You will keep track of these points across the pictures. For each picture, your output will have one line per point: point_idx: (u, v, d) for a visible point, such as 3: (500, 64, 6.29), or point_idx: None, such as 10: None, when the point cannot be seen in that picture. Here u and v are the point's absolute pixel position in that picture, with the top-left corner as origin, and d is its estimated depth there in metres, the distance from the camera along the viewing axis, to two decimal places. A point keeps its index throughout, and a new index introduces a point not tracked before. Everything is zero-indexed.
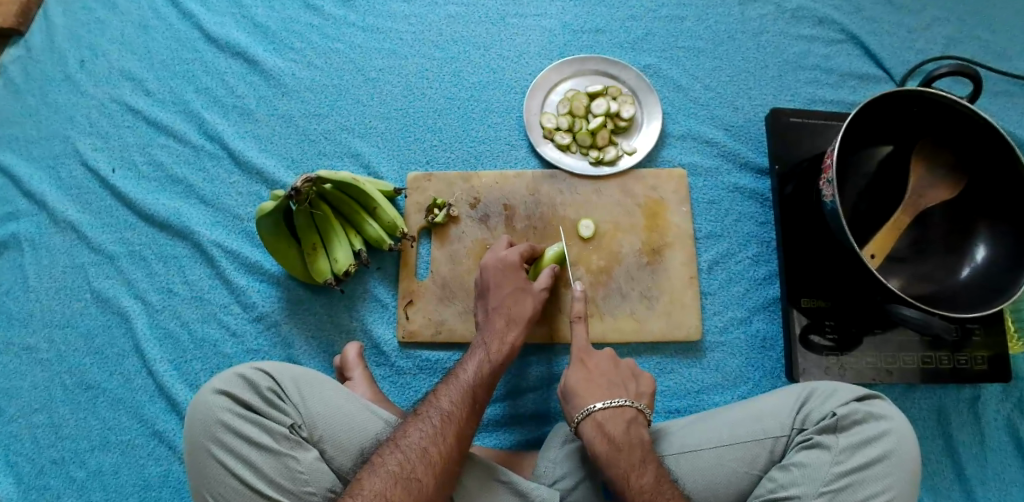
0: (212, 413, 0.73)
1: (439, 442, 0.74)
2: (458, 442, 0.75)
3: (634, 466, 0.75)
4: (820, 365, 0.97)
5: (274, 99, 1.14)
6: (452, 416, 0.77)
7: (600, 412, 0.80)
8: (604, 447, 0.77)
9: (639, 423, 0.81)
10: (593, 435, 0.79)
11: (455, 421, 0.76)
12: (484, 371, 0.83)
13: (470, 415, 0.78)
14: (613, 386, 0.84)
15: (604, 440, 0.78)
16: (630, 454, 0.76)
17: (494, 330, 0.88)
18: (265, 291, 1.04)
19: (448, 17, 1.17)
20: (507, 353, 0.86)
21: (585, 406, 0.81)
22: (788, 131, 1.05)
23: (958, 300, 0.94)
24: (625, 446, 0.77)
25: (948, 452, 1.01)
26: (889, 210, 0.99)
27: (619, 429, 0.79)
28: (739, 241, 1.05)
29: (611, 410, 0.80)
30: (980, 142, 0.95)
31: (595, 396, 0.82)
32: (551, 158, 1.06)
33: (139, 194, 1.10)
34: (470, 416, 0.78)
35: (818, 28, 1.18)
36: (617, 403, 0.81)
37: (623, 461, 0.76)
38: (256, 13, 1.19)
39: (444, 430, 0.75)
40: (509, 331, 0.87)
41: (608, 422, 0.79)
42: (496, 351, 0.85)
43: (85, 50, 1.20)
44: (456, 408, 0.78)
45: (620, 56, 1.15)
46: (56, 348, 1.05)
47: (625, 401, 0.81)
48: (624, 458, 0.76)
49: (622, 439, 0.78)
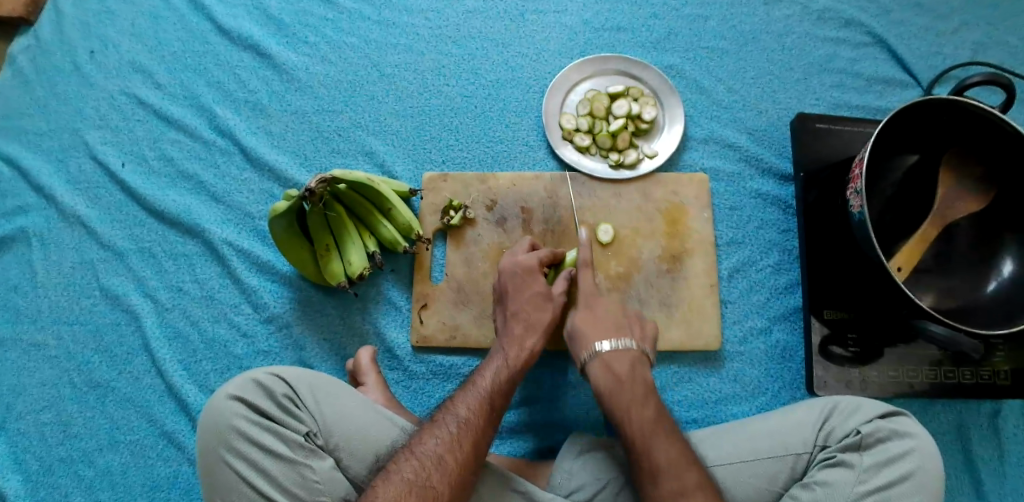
0: (226, 420, 0.71)
1: (455, 450, 0.72)
2: (474, 451, 0.73)
3: (636, 401, 0.77)
4: (841, 378, 0.95)
5: (287, 94, 1.12)
6: (469, 423, 0.75)
7: (606, 352, 0.81)
8: (608, 382, 0.79)
9: (644, 363, 0.82)
10: (599, 373, 0.80)
11: (472, 428, 0.75)
12: (502, 378, 0.81)
13: (486, 423, 0.76)
14: (620, 326, 0.84)
15: (608, 374, 0.79)
16: (633, 389, 0.78)
17: (512, 335, 0.86)
18: (276, 291, 1.02)
19: (466, 13, 1.14)
20: (526, 360, 0.84)
21: (591, 345, 0.82)
22: (813, 137, 1.02)
23: (985, 315, 0.92)
24: (629, 381, 0.79)
25: (968, 467, 0.99)
26: (915, 223, 0.97)
27: (624, 368, 0.80)
28: (761, 249, 1.03)
29: (617, 350, 0.81)
30: (1013, 153, 0.92)
31: (601, 335, 0.83)
32: (569, 160, 1.04)
33: (149, 190, 1.08)
34: (488, 424, 0.76)
35: (844, 31, 1.15)
36: (623, 344, 0.82)
37: (625, 396, 0.77)
38: (269, 5, 1.16)
39: (460, 437, 0.73)
40: (528, 337, 0.85)
41: (615, 362, 0.80)
42: (515, 357, 0.83)
43: (94, 40, 1.17)
44: (473, 415, 0.76)
45: (641, 55, 1.12)
46: (64, 346, 1.03)
47: (631, 343, 0.82)
48: (626, 392, 0.78)
49: (626, 375, 0.79)
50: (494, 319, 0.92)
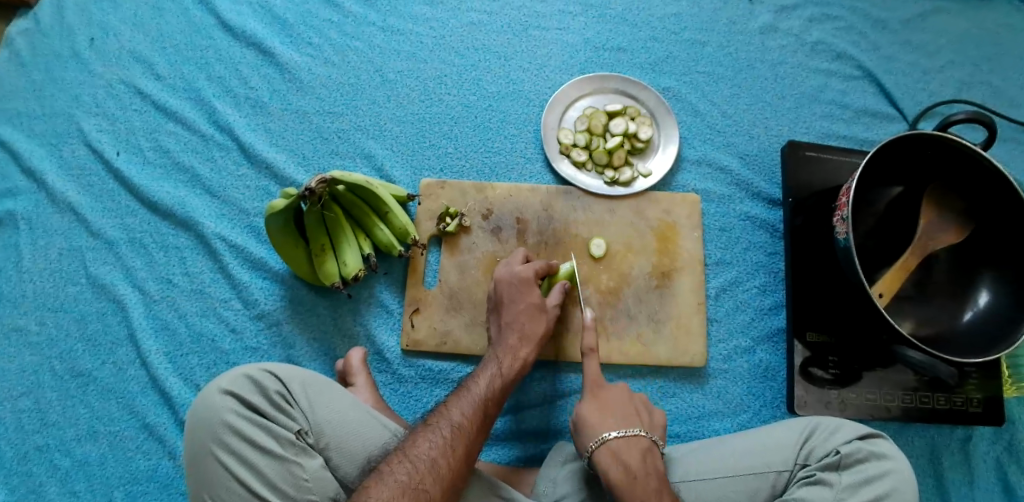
0: (216, 414, 0.71)
1: (448, 454, 0.73)
2: (467, 455, 0.74)
3: (652, 500, 0.73)
4: (821, 399, 0.97)
5: (289, 94, 1.13)
6: (463, 428, 0.76)
7: (615, 441, 0.78)
8: (622, 476, 0.75)
9: (654, 453, 0.79)
10: (610, 465, 0.76)
11: (466, 433, 0.75)
12: (497, 386, 0.82)
13: (479, 429, 0.77)
14: (630, 416, 0.82)
15: (621, 468, 0.75)
16: (646, 485, 0.74)
17: (506, 344, 0.87)
18: (267, 288, 1.02)
19: (470, 24, 1.16)
20: (520, 369, 0.85)
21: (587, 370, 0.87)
22: (802, 164, 1.05)
23: (961, 344, 0.96)
24: (642, 474, 0.75)
25: (938, 490, 1.03)
26: (896, 252, 1.01)
27: (635, 459, 0.76)
28: (748, 269, 1.05)
29: (627, 439, 0.78)
30: (989, 189, 0.96)
31: (609, 425, 0.80)
32: (566, 175, 1.06)
33: (143, 180, 1.08)
34: (481, 431, 0.77)
35: (835, 63, 1.19)
36: (632, 432, 0.79)
37: (640, 493, 0.73)
38: (275, 5, 1.17)
39: (455, 441, 0.74)
40: (522, 347, 0.87)
41: (624, 451, 0.77)
42: (508, 366, 0.85)
43: (96, 28, 1.17)
44: (466, 420, 0.77)
45: (639, 76, 1.15)
46: (47, 332, 1.02)
47: (640, 431, 0.79)
48: (640, 488, 0.73)
49: (639, 467, 0.76)
50: (488, 326, 0.93)
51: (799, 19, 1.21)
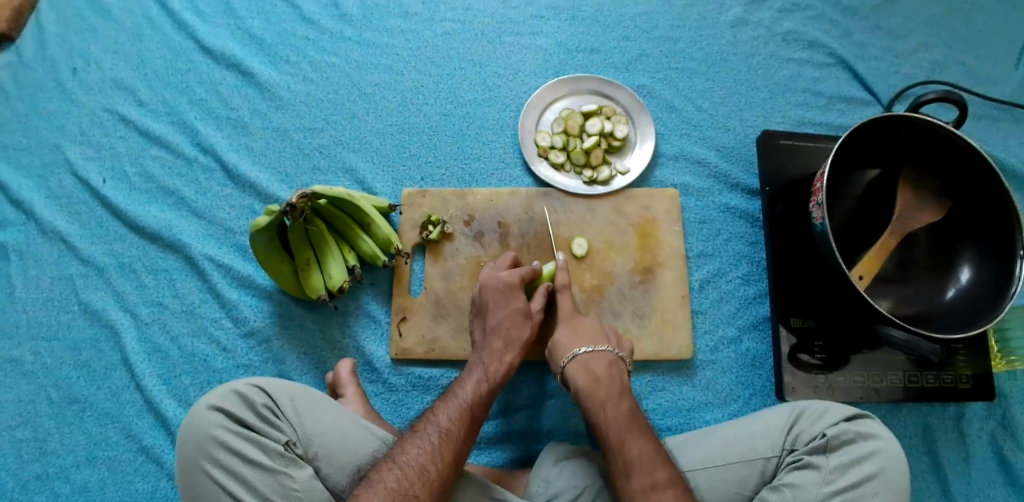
0: (205, 430, 0.72)
1: (437, 459, 0.74)
2: (456, 460, 0.75)
3: (612, 399, 0.82)
4: (810, 384, 0.98)
5: (269, 112, 1.14)
6: (451, 433, 0.77)
7: (584, 354, 0.87)
8: (586, 381, 0.84)
9: (621, 366, 0.88)
10: (577, 373, 0.85)
11: (454, 437, 0.76)
12: (483, 390, 0.83)
13: (467, 434, 0.78)
14: (599, 336, 0.90)
15: (586, 374, 0.85)
16: (609, 387, 0.83)
17: (491, 349, 0.88)
18: (256, 305, 1.04)
19: (444, 34, 1.18)
20: (504, 373, 0.86)
21: (569, 351, 0.88)
22: (778, 153, 1.06)
23: (946, 321, 0.97)
24: (606, 380, 0.84)
25: (934, 469, 1.04)
26: (876, 234, 1.02)
27: (601, 368, 0.85)
28: (730, 260, 1.06)
29: (594, 353, 0.87)
30: (962, 166, 0.98)
31: (579, 342, 0.89)
32: (545, 176, 1.07)
33: (129, 205, 1.10)
34: (468, 435, 0.78)
35: (807, 52, 1.20)
36: (600, 348, 0.88)
37: (601, 393, 0.82)
38: (252, 25, 1.19)
39: (443, 447, 0.75)
40: (506, 352, 0.88)
41: (592, 362, 0.86)
42: (494, 371, 0.86)
43: (78, 58, 1.19)
44: (455, 425, 0.78)
45: (614, 75, 1.17)
46: (42, 361, 1.03)
47: (607, 347, 0.88)
48: (603, 389, 0.83)
49: (604, 375, 0.85)
50: (473, 331, 0.94)
51: (769, 11, 1.22)
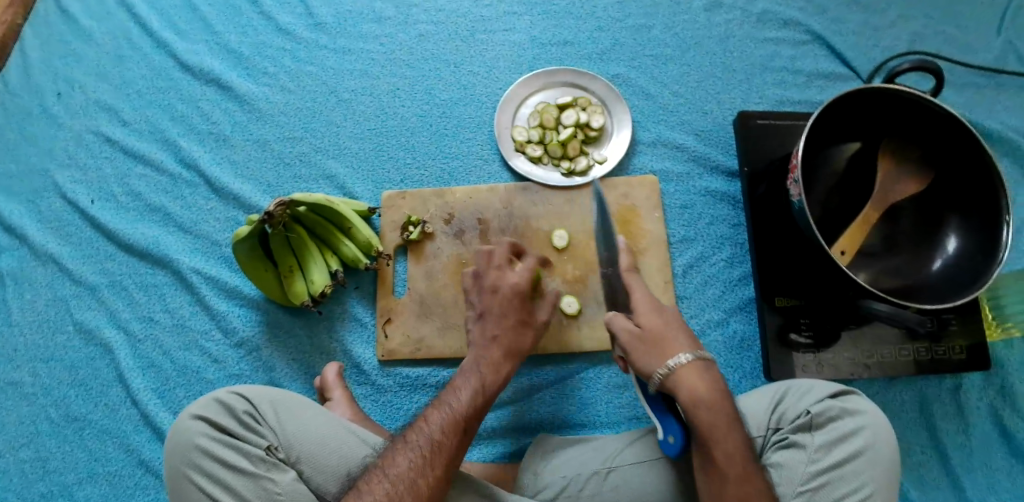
0: (189, 439, 0.74)
1: (427, 473, 0.73)
2: (446, 472, 0.74)
3: (729, 426, 0.73)
4: (798, 363, 0.97)
5: (249, 124, 1.16)
6: (443, 444, 0.76)
7: (694, 366, 0.75)
8: (708, 402, 0.73)
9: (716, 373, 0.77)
10: (695, 392, 0.73)
11: (446, 449, 0.75)
12: (475, 397, 0.81)
13: (459, 444, 0.77)
14: (692, 339, 0.79)
15: (708, 393, 0.73)
16: (728, 406, 0.74)
17: (489, 358, 0.87)
18: (245, 315, 1.05)
19: (418, 36, 1.19)
20: (500, 385, 0.85)
21: (677, 359, 0.75)
22: (755, 134, 1.05)
23: (932, 292, 0.95)
24: (719, 401, 0.73)
25: (933, 443, 1.03)
26: (857, 208, 1.01)
27: (711, 381, 0.75)
28: (713, 244, 1.05)
29: (704, 365, 0.76)
30: (944, 134, 0.97)
31: (683, 348, 0.76)
32: (522, 171, 1.07)
33: (118, 224, 1.11)
34: (461, 446, 0.77)
35: (783, 30, 1.19)
36: (701, 356, 0.76)
37: (720, 419, 0.72)
38: (229, 40, 1.21)
39: (433, 460, 0.74)
40: (503, 364, 0.87)
41: (702, 376, 0.75)
42: (490, 381, 0.84)
43: (62, 83, 1.21)
44: (446, 435, 0.77)
45: (589, 66, 1.17)
46: (41, 382, 1.05)
47: (709, 356, 0.77)
48: (723, 410, 0.73)
49: (718, 393, 0.74)
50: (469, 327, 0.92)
51: None
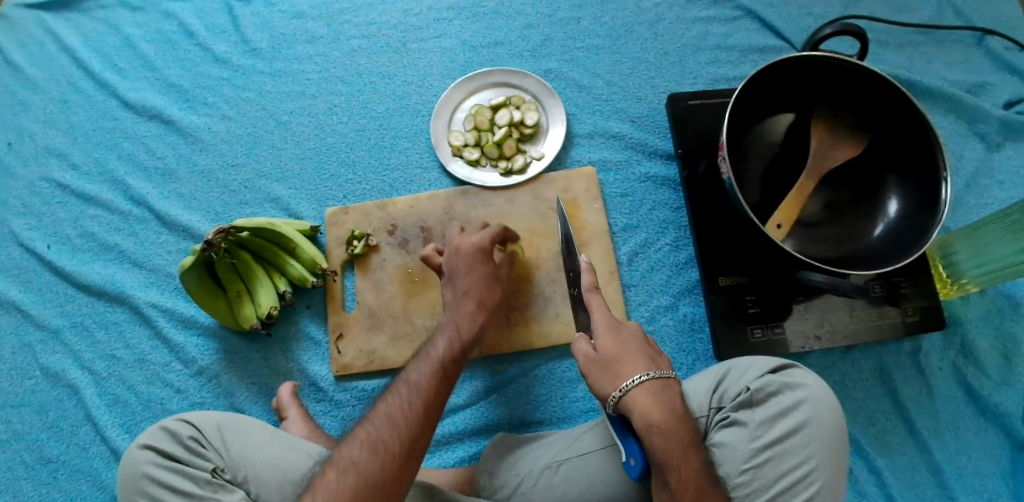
0: (137, 467, 0.77)
1: (382, 454, 0.70)
2: (405, 451, 0.71)
3: (686, 448, 0.70)
4: (748, 341, 0.97)
5: (194, 155, 1.17)
6: (399, 423, 0.73)
7: (653, 384, 0.73)
8: (666, 420, 0.71)
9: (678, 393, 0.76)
10: (652, 410, 0.71)
11: (403, 428, 0.72)
12: (435, 373, 0.78)
13: (420, 422, 0.73)
14: (653, 358, 0.77)
15: (664, 411, 0.71)
16: (685, 429, 0.71)
17: (462, 310, 0.86)
18: (202, 344, 1.06)
19: (352, 52, 1.20)
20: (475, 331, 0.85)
21: (630, 379, 0.73)
22: (688, 115, 1.05)
23: (876, 255, 0.96)
24: (680, 420, 0.71)
25: (896, 408, 1.03)
26: (793, 179, 1.00)
27: (674, 401, 0.73)
28: (657, 229, 1.05)
29: (663, 381, 0.74)
30: (876, 97, 0.97)
31: (640, 368, 0.75)
32: (461, 176, 1.08)
33: (75, 266, 1.14)
34: (422, 423, 0.74)
35: (713, 9, 1.19)
36: (663, 376, 0.74)
37: (678, 439, 0.70)
38: (169, 74, 1.23)
39: (389, 440, 0.71)
40: (479, 313, 0.86)
41: (663, 395, 0.73)
42: (465, 327, 0.84)
43: (11, 132, 1.23)
44: (403, 415, 0.74)
45: (522, 65, 1.17)
46: (12, 428, 1.08)
47: (670, 374, 0.75)
48: (680, 434, 0.71)
49: (678, 413, 0.72)
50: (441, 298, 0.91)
51: None
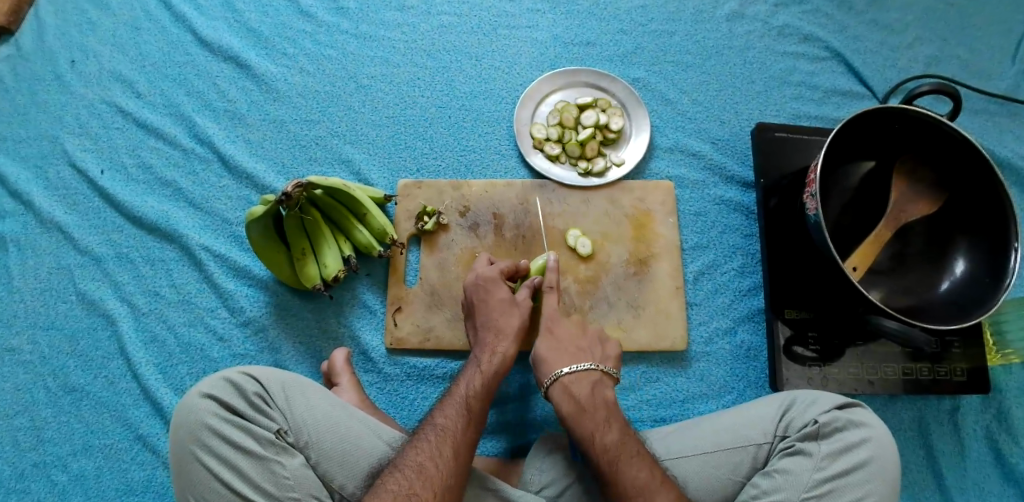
0: (198, 417, 0.74)
1: (436, 458, 0.74)
2: (468, 417, 0.79)
3: (602, 427, 0.78)
4: (803, 375, 0.98)
5: (266, 104, 1.15)
6: (447, 430, 0.77)
7: (566, 376, 0.83)
8: (570, 408, 0.81)
9: (605, 385, 0.84)
10: (560, 398, 0.82)
11: (452, 434, 0.77)
12: (479, 382, 0.84)
13: (466, 429, 0.78)
14: (579, 351, 0.87)
15: (569, 399, 0.81)
16: (594, 415, 0.79)
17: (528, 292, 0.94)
18: (252, 295, 1.04)
19: (441, 27, 1.18)
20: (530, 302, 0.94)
21: (553, 370, 0.84)
22: (772, 145, 1.06)
23: (939, 314, 0.97)
24: (591, 407, 0.80)
25: (929, 462, 1.04)
26: (870, 227, 1.02)
27: (584, 391, 0.82)
28: (725, 253, 1.06)
29: (577, 374, 0.83)
30: (959, 159, 0.98)
31: (562, 359, 0.85)
32: (540, 168, 1.07)
33: (127, 196, 1.10)
34: (467, 429, 0.78)
35: (803, 45, 1.20)
36: (582, 367, 0.84)
37: (587, 421, 0.79)
38: (249, 18, 1.20)
39: (441, 445, 0.75)
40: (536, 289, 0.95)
41: (575, 386, 0.82)
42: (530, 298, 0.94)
43: (76, 51, 1.20)
44: (450, 421, 0.79)
45: (610, 69, 1.17)
46: (39, 350, 1.04)
47: (591, 366, 0.84)
48: (589, 418, 0.79)
49: (587, 401, 0.81)
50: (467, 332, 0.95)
51: (765, 4, 1.22)
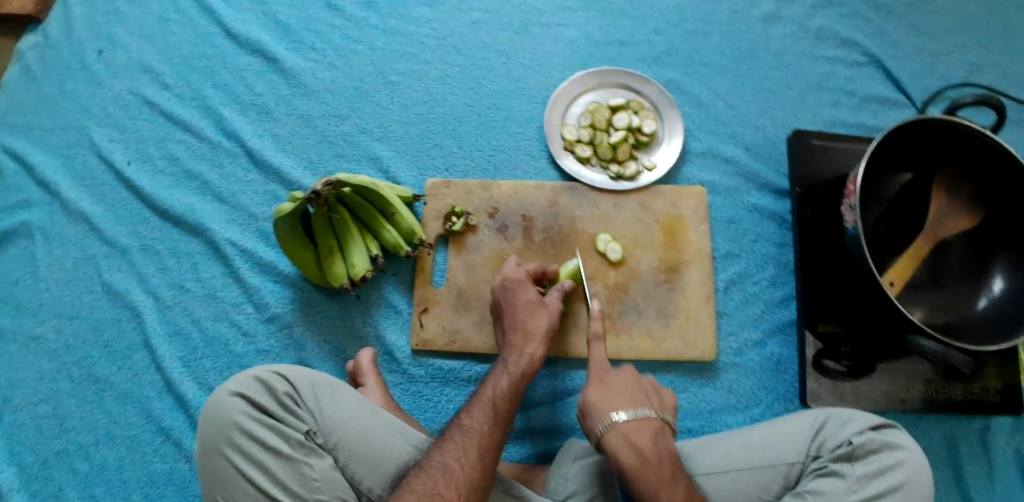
0: (227, 416, 0.74)
1: (461, 459, 0.73)
2: (495, 418, 0.78)
3: (667, 485, 0.71)
4: (834, 390, 0.96)
5: (293, 98, 1.14)
6: (473, 431, 0.76)
7: (625, 424, 0.75)
8: (634, 462, 0.72)
9: (664, 432, 0.77)
10: (621, 451, 0.73)
11: (477, 435, 0.75)
12: (506, 384, 0.82)
13: (492, 431, 0.76)
14: (637, 397, 0.78)
15: (630, 451, 0.73)
16: (631, 410, 0.77)
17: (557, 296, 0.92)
18: (278, 292, 1.03)
19: (472, 23, 1.17)
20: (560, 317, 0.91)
21: (608, 417, 0.75)
22: (809, 154, 1.04)
23: (977, 332, 0.94)
24: (655, 459, 0.73)
25: (958, 481, 1.02)
26: (907, 240, 1.00)
27: (646, 443, 0.74)
28: (757, 262, 1.04)
29: (638, 421, 0.75)
30: (1002, 173, 0.95)
31: (619, 406, 0.76)
32: (571, 171, 1.06)
33: (154, 188, 1.10)
34: (493, 431, 0.77)
35: (841, 50, 1.18)
36: (642, 414, 0.76)
37: (654, 478, 0.72)
38: (277, 10, 1.19)
39: (466, 446, 0.74)
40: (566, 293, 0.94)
41: (637, 436, 0.74)
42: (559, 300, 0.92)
43: (103, 39, 1.19)
44: (477, 422, 0.77)
45: (643, 70, 1.15)
46: (64, 340, 1.04)
47: (651, 413, 0.77)
48: (654, 472, 0.72)
49: (651, 453, 0.73)
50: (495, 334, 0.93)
51: (803, 7, 1.19)
